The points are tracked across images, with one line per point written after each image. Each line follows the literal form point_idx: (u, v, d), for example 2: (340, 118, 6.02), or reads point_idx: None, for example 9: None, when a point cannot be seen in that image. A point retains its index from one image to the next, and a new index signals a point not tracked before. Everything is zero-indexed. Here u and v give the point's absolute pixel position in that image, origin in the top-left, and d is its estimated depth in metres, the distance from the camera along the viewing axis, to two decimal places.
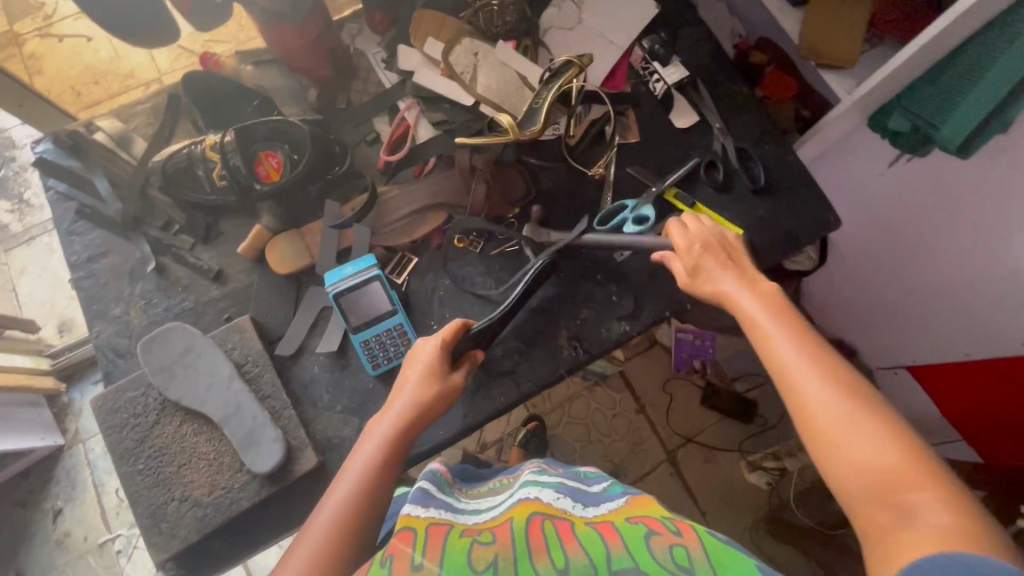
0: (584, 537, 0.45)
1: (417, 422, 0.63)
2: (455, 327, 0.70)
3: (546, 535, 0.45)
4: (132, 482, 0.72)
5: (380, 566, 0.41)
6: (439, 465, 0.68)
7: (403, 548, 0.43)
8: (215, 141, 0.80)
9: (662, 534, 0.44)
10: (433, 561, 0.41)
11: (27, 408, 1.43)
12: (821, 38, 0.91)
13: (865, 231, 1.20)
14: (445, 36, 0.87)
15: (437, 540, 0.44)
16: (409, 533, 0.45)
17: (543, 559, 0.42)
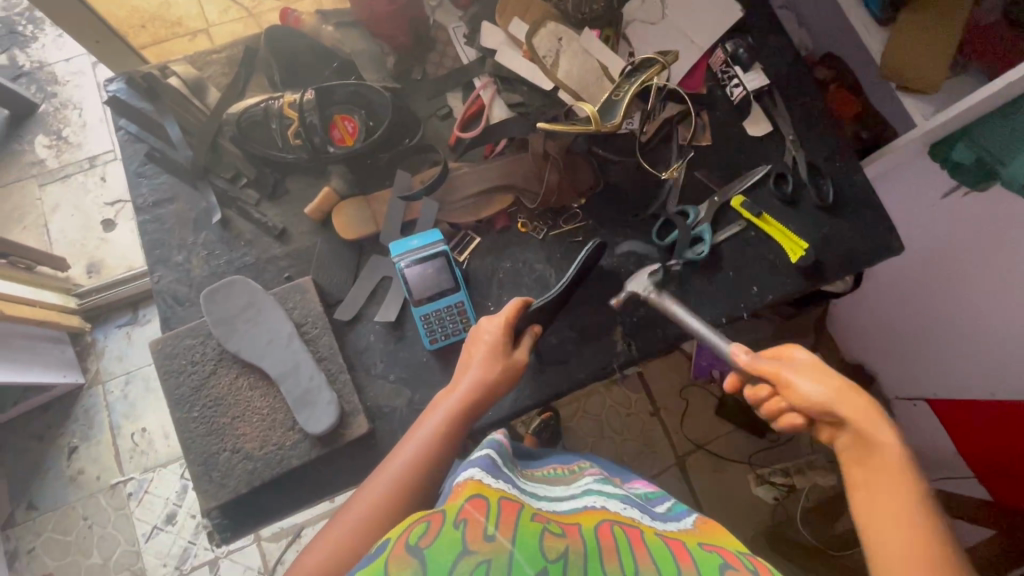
0: (657, 550, 0.40)
1: (474, 400, 0.67)
2: (516, 306, 0.72)
3: (618, 543, 0.40)
4: (184, 428, 0.72)
5: (452, 529, 0.36)
6: (499, 433, 0.63)
7: (475, 516, 0.37)
8: (294, 99, 0.80)
9: (739, 567, 0.38)
10: (505, 537, 0.36)
11: (53, 345, 1.45)
12: (904, 58, 0.90)
13: (910, 264, 1.16)
14: (531, 17, 0.86)
15: (508, 515, 0.39)
16: (480, 500, 0.39)
17: (612, 563, 0.38)
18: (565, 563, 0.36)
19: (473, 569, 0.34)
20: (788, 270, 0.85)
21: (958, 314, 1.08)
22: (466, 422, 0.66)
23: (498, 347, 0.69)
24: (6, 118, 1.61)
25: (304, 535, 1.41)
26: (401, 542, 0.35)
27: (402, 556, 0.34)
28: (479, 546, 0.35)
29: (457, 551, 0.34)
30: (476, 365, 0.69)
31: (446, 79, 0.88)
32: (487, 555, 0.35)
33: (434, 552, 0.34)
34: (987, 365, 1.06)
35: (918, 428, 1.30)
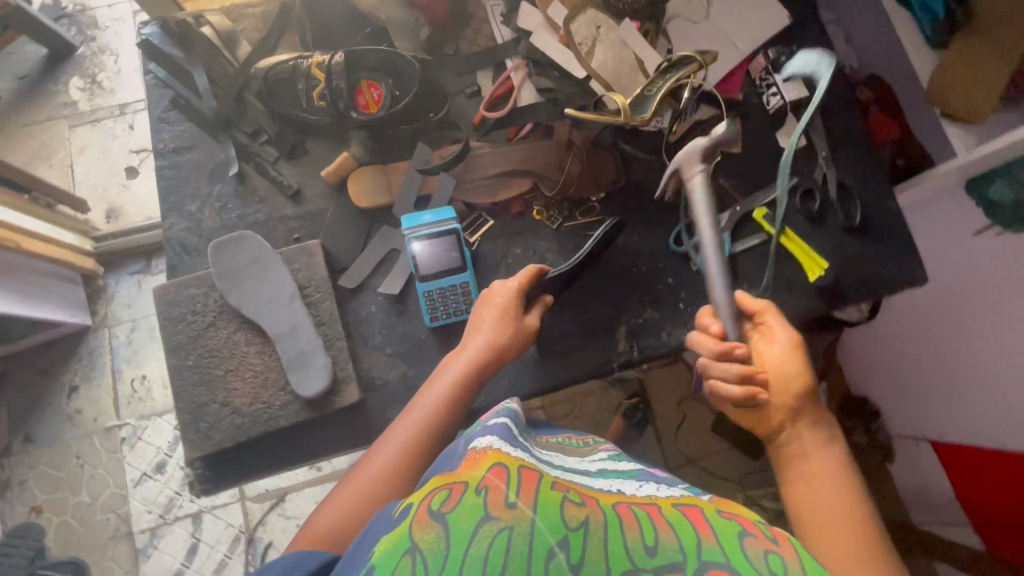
0: (677, 522, 0.38)
1: (486, 359, 0.68)
2: (529, 273, 0.72)
3: (637, 514, 0.38)
4: (178, 376, 0.72)
5: (474, 496, 0.34)
6: (515, 401, 0.60)
7: (497, 483, 0.35)
8: (322, 61, 0.78)
9: (757, 535, 0.38)
10: (527, 505, 0.34)
11: (66, 284, 1.46)
12: (950, 85, 0.88)
13: (929, 300, 1.12)
14: (571, 2, 0.84)
15: (530, 482, 0.36)
16: (501, 467, 0.36)
17: (632, 534, 0.36)
18: (587, 533, 0.34)
19: (494, 538, 0.32)
20: (803, 289, 0.83)
21: (965, 360, 1.07)
22: (473, 384, 0.68)
23: (505, 314, 0.70)
24: (44, 57, 1.63)
25: (287, 500, 1.43)
26: (423, 509, 0.34)
27: (426, 524, 0.33)
28: (501, 513, 0.33)
29: (477, 518, 0.32)
30: (484, 330, 0.69)
31: (478, 57, 0.86)
32: (509, 523, 0.32)
33: (456, 518, 0.33)
34: (989, 414, 1.04)
35: (917, 466, 1.28)
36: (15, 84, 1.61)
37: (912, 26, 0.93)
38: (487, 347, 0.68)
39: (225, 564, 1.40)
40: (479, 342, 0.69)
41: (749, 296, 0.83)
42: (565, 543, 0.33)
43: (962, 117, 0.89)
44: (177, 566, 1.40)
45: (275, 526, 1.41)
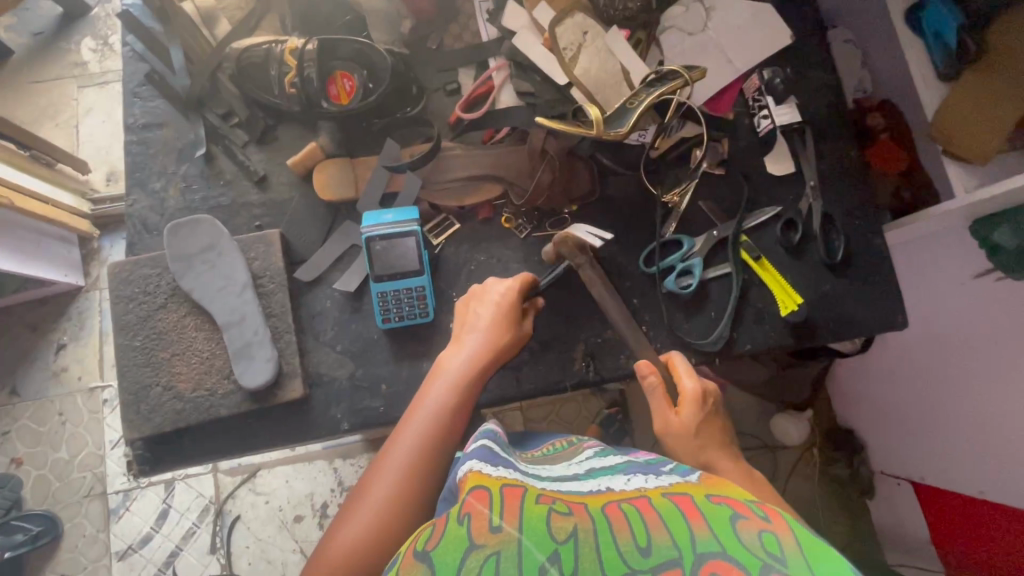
0: (666, 513, 0.34)
1: (486, 362, 0.66)
2: (523, 281, 0.72)
3: (625, 510, 0.35)
4: (124, 355, 0.72)
5: (456, 526, 0.33)
6: (493, 422, 0.56)
7: (478, 508, 0.34)
8: (296, 46, 0.76)
9: (749, 517, 0.34)
10: (512, 525, 0.32)
11: (59, 244, 1.36)
12: (953, 119, 0.83)
13: (921, 344, 1.06)
14: (559, 5, 0.81)
15: (513, 501, 0.35)
16: (481, 491, 0.36)
17: (624, 534, 0.32)
18: (576, 544, 0.32)
19: (482, 565, 0.30)
20: (775, 322, 0.80)
21: (953, 406, 1.01)
22: (472, 387, 0.65)
23: (500, 318, 0.68)
24: (59, 16, 1.52)
25: (260, 476, 1.34)
26: (411, 551, 0.33)
27: (412, 564, 0.32)
28: (486, 539, 0.31)
29: (464, 548, 0.31)
30: (473, 334, 0.68)
31: (460, 54, 0.84)
32: (496, 547, 0.31)
33: (440, 553, 0.31)
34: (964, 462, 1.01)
35: (897, 507, 1.23)
36: (28, 40, 1.50)
37: (923, 54, 0.88)
38: (483, 350, 0.67)
39: (194, 533, 1.32)
40: (473, 345, 0.67)
41: (716, 324, 0.80)
42: (555, 556, 0.31)
43: (961, 157, 0.85)
44: (146, 531, 1.32)
45: (246, 500, 1.33)
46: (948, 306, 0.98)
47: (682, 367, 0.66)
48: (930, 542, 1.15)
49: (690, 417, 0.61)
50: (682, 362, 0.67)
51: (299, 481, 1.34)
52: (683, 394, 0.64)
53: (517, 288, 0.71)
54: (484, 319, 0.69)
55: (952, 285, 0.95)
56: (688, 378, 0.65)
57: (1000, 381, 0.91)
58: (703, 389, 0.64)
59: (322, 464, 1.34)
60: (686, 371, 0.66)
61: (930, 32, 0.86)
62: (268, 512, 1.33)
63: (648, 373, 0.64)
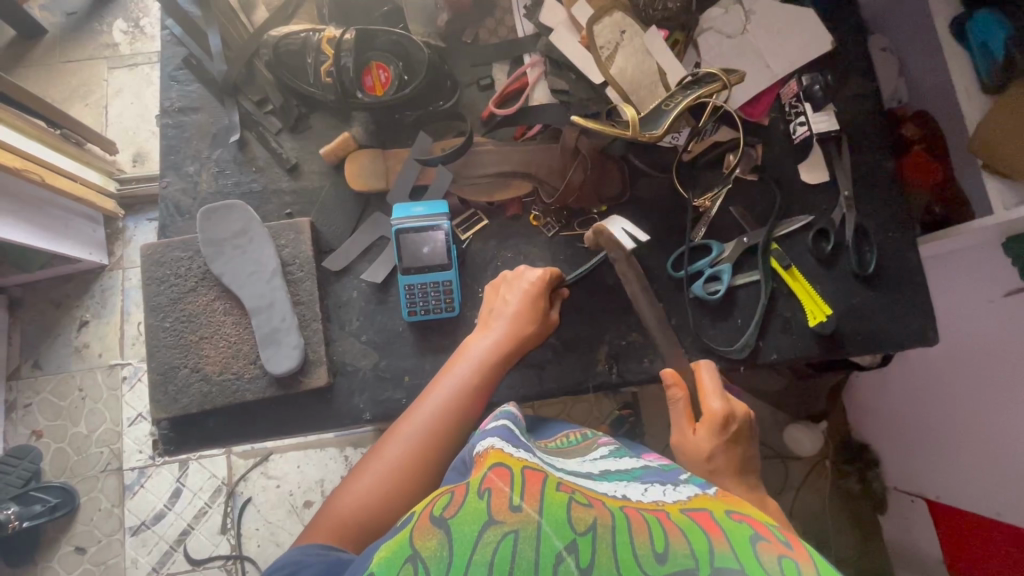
0: (687, 527, 0.33)
1: (509, 349, 0.67)
2: (551, 275, 0.72)
3: (646, 517, 0.34)
4: (154, 336, 0.73)
5: (475, 500, 0.33)
6: (512, 403, 0.55)
7: (499, 485, 0.34)
8: (333, 36, 0.76)
9: (771, 539, 0.33)
10: (532, 508, 0.32)
11: (85, 223, 1.38)
12: (999, 134, 0.81)
13: (945, 360, 1.04)
14: (597, 3, 0.80)
15: (534, 485, 0.35)
16: (503, 470, 0.36)
17: (642, 538, 0.32)
18: (594, 537, 0.31)
19: (498, 542, 0.30)
20: (802, 333, 0.79)
21: (973, 424, 1.00)
22: (493, 372, 0.66)
23: (526, 309, 0.68)
24: None
25: (272, 460, 1.36)
26: (427, 513, 0.34)
27: (427, 528, 0.32)
28: (505, 516, 0.32)
29: (481, 522, 0.31)
30: (499, 323, 0.68)
31: (495, 49, 0.83)
32: (514, 527, 0.31)
33: (457, 522, 0.32)
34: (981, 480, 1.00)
35: (910, 525, 1.21)
36: (62, 20, 1.52)
37: (967, 66, 0.86)
38: (506, 340, 0.67)
39: (205, 513, 1.34)
40: (497, 333, 0.67)
41: (743, 331, 0.79)
42: (573, 547, 0.31)
43: (1001, 174, 0.83)
44: (159, 508, 1.34)
45: (257, 483, 1.35)
46: (976, 323, 0.96)
47: (710, 387, 0.66)
48: (943, 561, 1.14)
49: (706, 438, 0.62)
50: (710, 380, 0.66)
51: (310, 467, 1.35)
52: (708, 414, 0.63)
53: (542, 281, 0.71)
54: (511, 309, 0.69)
55: (980, 302, 0.94)
56: (715, 399, 0.64)
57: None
58: (729, 412, 0.63)
59: (333, 452, 1.36)
60: (714, 391, 0.65)
61: (976, 42, 0.83)
62: (278, 496, 1.34)
63: (671, 386, 0.65)
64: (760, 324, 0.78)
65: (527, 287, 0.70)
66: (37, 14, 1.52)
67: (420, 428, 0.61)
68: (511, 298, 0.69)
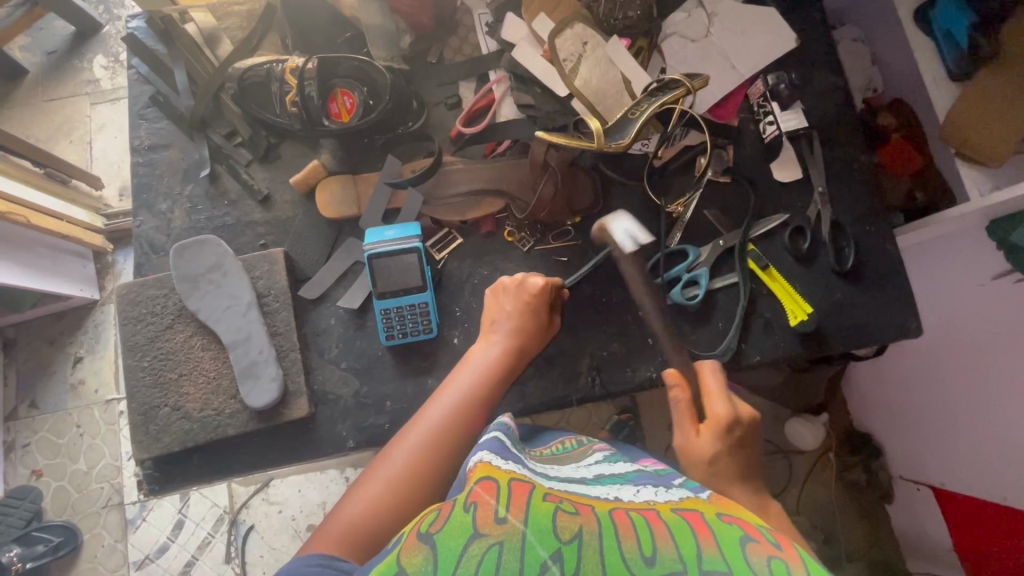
0: (676, 527, 0.33)
1: (509, 358, 0.67)
2: (547, 283, 0.71)
3: (634, 519, 0.34)
4: (133, 376, 0.73)
5: (461, 513, 0.32)
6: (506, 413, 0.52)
7: (485, 498, 0.33)
8: (296, 64, 0.75)
9: (761, 541, 0.33)
10: (517, 518, 0.32)
11: (74, 259, 1.38)
12: (968, 118, 0.80)
13: (938, 347, 1.03)
14: (557, 16, 0.81)
15: (521, 495, 0.34)
16: (489, 482, 0.35)
17: (629, 541, 0.32)
18: (580, 546, 0.31)
19: (483, 555, 0.29)
20: (784, 332, 0.78)
21: (967, 408, 1.00)
22: (495, 378, 0.66)
23: (525, 316, 0.69)
24: (72, 35, 1.54)
25: (273, 486, 1.35)
26: (414, 532, 0.33)
27: (413, 545, 0.31)
28: (491, 529, 0.31)
29: (467, 536, 0.30)
30: (501, 333, 0.69)
31: (460, 68, 0.84)
32: (499, 538, 0.30)
33: (443, 537, 0.31)
34: (982, 462, 0.99)
35: (917, 514, 1.20)
36: (42, 59, 1.53)
37: (934, 55, 0.85)
38: (507, 349, 0.68)
39: (208, 543, 1.33)
40: (500, 344, 0.68)
41: (724, 335, 0.78)
42: (559, 556, 0.30)
43: (976, 161, 0.82)
44: (163, 540, 1.34)
45: (259, 510, 1.34)
46: (965, 308, 0.95)
47: (714, 389, 0.66)
48: (953, 550, 1.12)
49: (708, 436, 0.62)
50: (713, 382, 0.67)
51: (311, 490, 1.34)
52: (712, 415, 0.63)
53: (542, 293, 0.71)
54: (509, 317, 0.70)
55: (967, 286, 0.93)
56: (719, 401, 0.64)
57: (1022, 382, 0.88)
58: (734, 413, 0.63)
59: (333, 474, 1.35)
60: (718, 394, 0.65)
61: (941, 31, 0.83)
62: (281, 522, 1.33)
63: (675, 386, 0.65)
64: (741, 326, 0.78)
65: (528, 298, 0.70)
66: (17, 54, 1.53)
67: (425, 432, 0.61)
68: (511, 308, 0.70)
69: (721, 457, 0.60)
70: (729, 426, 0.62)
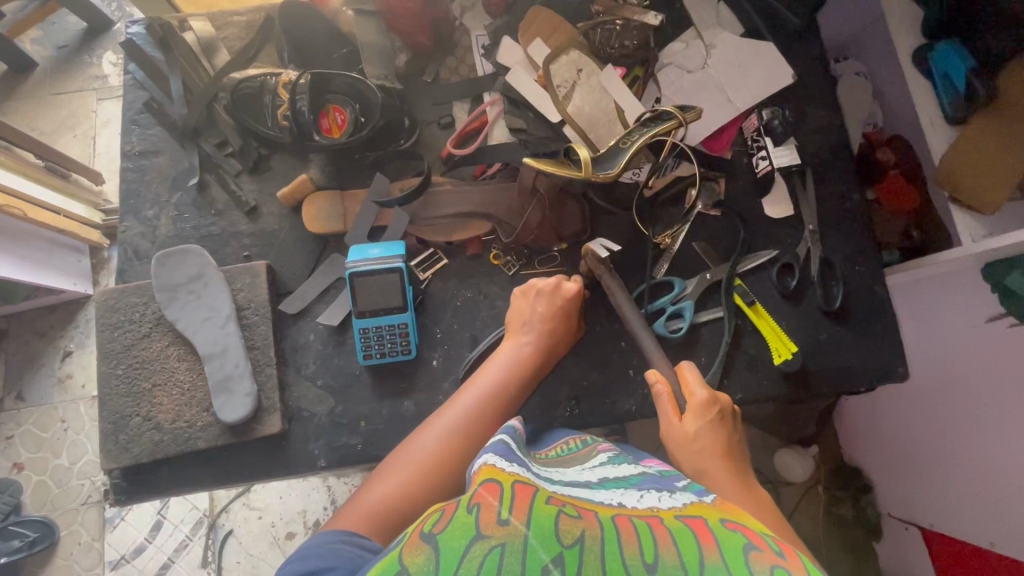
0: (679, 533, 0.32)
1: (540, 356, 0.67)
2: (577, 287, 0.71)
3: (637, 524, 0.33)
4: (108, 383, 0.72)
5: (464, 515, 0.31)
6: (513, 418, 0.51)
7: (488, 500, 0.32)
8: (290, 79, 0.78)
9: (764, 549, 0.32)
10: (520, 521, 0.31)
11: (70, 254, 1.37)
12: (960, 161, 0.80)
13: (931, 387, 1.01)
14: (553, 42, 0.81)
15: (524, 498, 0.33)
16: (493, 484, 0.34)
17: (631, 547, 0.31)
18: (582, 550, 0.30)
19: (485, 556, 0.29)
20: (768, 369, 0.77)
21: (959, 446, 0.97)
22: (526, 376, 0.66)
23: (558, 317, 0.69)
24: (83, 30, 1.56)
25: (254, 491, 1.33)
26: (417, 531, 0.32)
27: (416, 544, 0.31)
28: (493, 530, 0.30)
29: (469, 537, 0.30)
30: (531, 336, 0.68)
31: (456, 89, 0.84)
32: (502, 540, 0.30)
33: (445, 538, 0.30)
34: (970, 503, 0.97)
35: (904, 555, 1.17)
36: (53, 53, 1.54)
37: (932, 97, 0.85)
38: (538, 350, 0.67)
39: (186, 546, 1.32)
40: (532, 341, 0.68)
41: (706, 370, 0.77)
42: (560, 560, 0.29)
43: (971, 207, 0.81)
44: (140, 541, 1.32)
45: (239, 515, 1.32)
46: (958, 350, 0.94)
47: (691, 377, 0.66)
48: None
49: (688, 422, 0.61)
50: (692, 372, 0.67)
51: (293, 498, 1.33)
52: (691, 401, 0.63)
53: (576, 296, 0.71)
54: (540, 316, 0.69)
55: (961, 329, 0.92)
56: (699, 387, 0.64)
57: (1012, 427, 0.86)
58: (713, 398, 0.63)
59: (316, 482, 1.34)
60: (697, 380, 0.65)
61: (939, 73, 0.82)
62: (260, 528, 1.32)
63: (654, 381, 0.66)
64: (724, 361, 0.77)
65: (560, 302, 0.70)
66: (28, 47, 1.54)
67: (453, 422, 0.61)
68: (543, 308, 0.69)
69: (705, 440, 0.60)
70: (707, 411, 0.62)
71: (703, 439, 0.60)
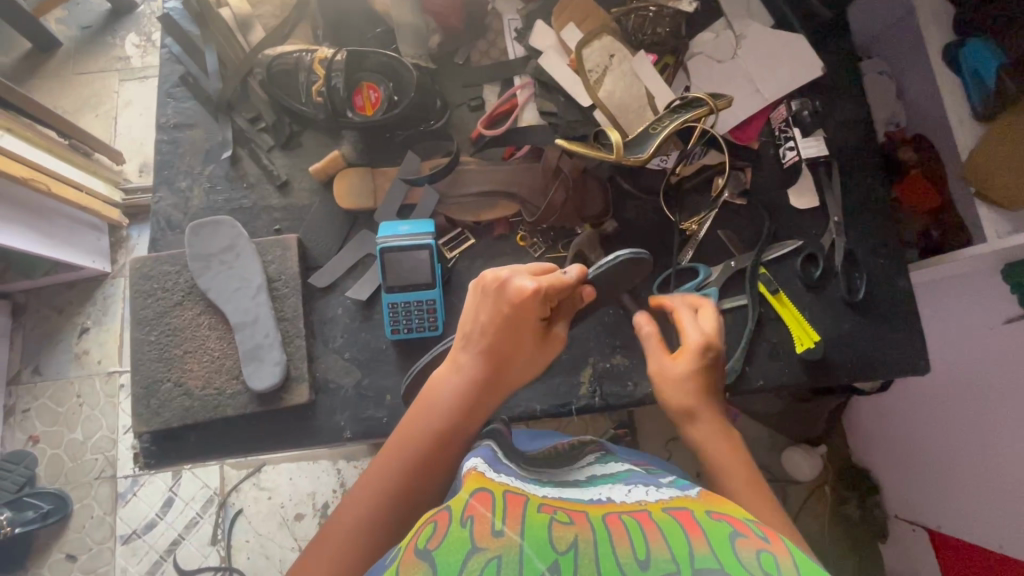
0: (668, 526, 0.33)
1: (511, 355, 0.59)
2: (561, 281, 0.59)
3: (627, 523, 0.34)
4: (139, 348, 0.73)
5: (458, 529, 0.32)
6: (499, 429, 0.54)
7: (480, 512, 0.33)
8: (326, 56, 0.78)
9: (749, 535, 0.33)
10: (514, 531, 0.32)
11: (89, 231, 1.38)
12: (987, 159, 0.80)
13: (945, 387, 1.01)
14: (586, 28, 0.82)
15: (513, 508, 0.34)
16: (484, 495, 0.35)
17: (624, 545, 0.32)
18: (576, 554, 0.31)
19: (482, 569, 0.29)
20: (788, 358, 0.78)
21: (970, 448, 0.98)
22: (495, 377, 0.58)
23: (531, 315, 0.59)
24: (108, 11, 1.57)
25: (265, 472, 1.35)
26: (410, 548, 0.32)
27: (410, 563, 0.31)
28: (487, 543, 0.31)
29: (465, 551, 0.30)
30: (492, 334, 0.59)
31: (487, 71, 0.85)
32: (497, 552, 0.30)
33: (440, 554, 0.30)
34: (979, 506, 0.98)
35: (911, 555, 1.18)
36: (77, 33, 1.56)
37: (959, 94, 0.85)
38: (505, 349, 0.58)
39: (196, 523, 1.33)
40: (499, 340, 0.58)
41: (728, 356, 0.78)
42: (556, 567, 0.30)
43: (995, 202, 0.82)
44: (151, 517, 1.34)
45: (249, 494, 1.34)
46: (975, 350, 0.94)
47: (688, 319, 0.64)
48: None
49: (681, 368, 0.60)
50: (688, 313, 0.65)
51: (302, 479, 1.34)
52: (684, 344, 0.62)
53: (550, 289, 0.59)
54: (506, 312, 0.59)
55: (978, 328, 0.92)
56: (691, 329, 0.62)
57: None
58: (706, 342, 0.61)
59: (325, 464, 1.35)
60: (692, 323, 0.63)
61: (968, 69, 0.83)
62: (269, 508, 1.33)
63: (643, 322, 0.65)
64: (747, 349, 0.78)
65: (508, 307, 0.58)
66: (53, 27, 1.56)
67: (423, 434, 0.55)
68: (511, 306, 0.58)
69: (696, 387, 0.59)
70: (701, 358, 0.60)
71: (693, 385, 0.59)
